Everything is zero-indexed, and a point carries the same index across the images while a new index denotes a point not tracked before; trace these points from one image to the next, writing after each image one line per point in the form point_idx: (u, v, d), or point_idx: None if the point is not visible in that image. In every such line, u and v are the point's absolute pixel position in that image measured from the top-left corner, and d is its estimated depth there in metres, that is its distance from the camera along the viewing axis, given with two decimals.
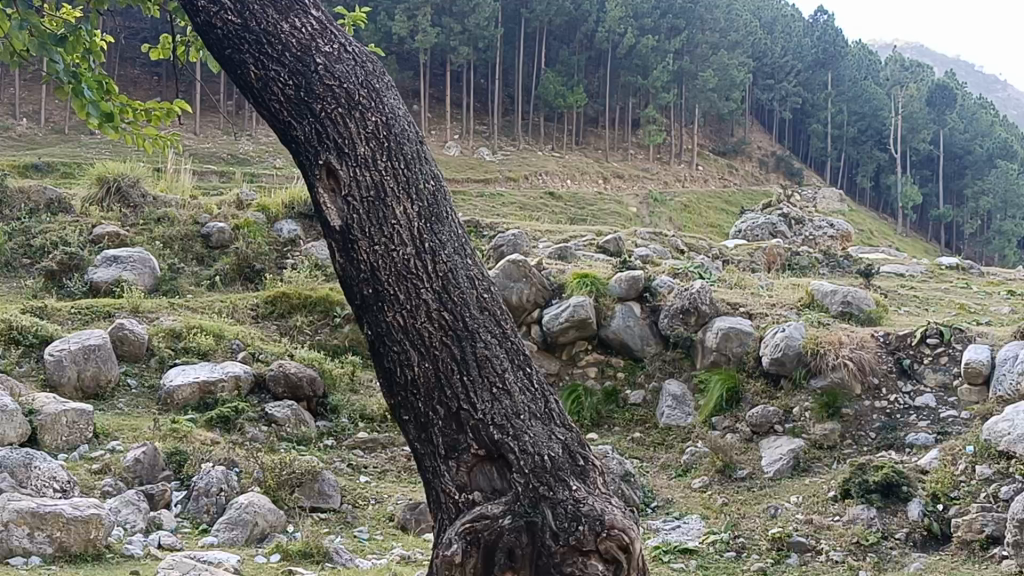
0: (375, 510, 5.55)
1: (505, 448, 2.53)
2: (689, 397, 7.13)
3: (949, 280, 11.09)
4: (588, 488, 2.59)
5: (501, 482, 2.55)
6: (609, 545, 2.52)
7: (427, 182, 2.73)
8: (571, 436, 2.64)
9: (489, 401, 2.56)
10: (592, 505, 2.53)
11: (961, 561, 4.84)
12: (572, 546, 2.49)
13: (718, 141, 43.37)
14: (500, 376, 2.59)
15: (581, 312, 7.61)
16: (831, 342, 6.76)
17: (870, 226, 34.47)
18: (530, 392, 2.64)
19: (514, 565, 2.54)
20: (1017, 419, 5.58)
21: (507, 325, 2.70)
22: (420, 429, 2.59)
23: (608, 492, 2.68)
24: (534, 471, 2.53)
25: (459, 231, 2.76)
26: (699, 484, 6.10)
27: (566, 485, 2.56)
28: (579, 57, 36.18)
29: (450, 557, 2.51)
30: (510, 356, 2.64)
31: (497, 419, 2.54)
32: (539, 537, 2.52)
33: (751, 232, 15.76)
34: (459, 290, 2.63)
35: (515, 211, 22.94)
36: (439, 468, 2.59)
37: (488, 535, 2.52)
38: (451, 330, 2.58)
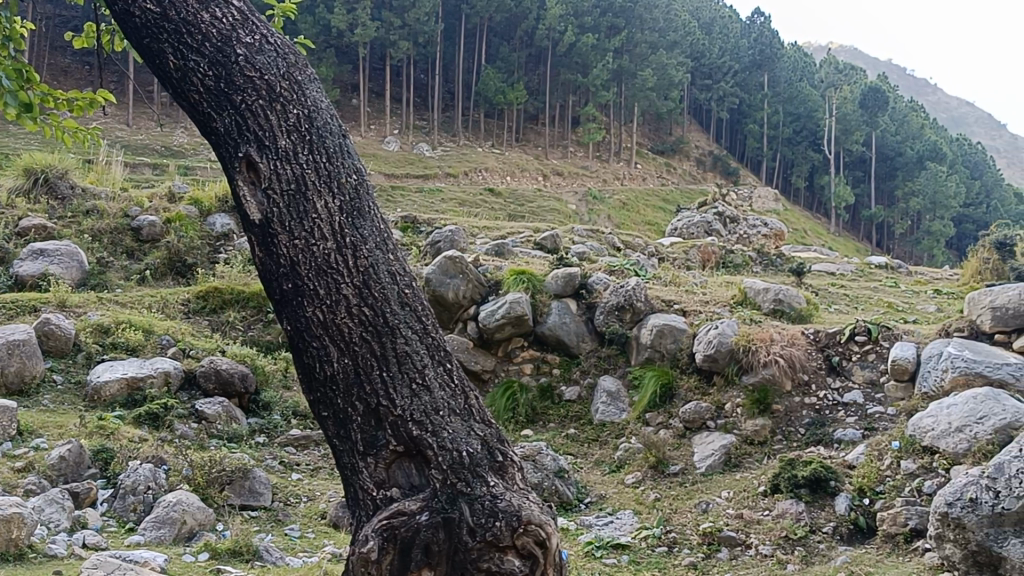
0: (306, 508, 5.50)
1: (424, 443, 2.55)
2: (623, 393, 7.19)
3: (878, 279, 11.32)
4: (506, 484, 2.64)
5: (419, 478, 2.57)
6: (525, 540, 2.59)
7: (348, 177, 2.71)
8: (490, 432, 2.67)
9: (408, 397, 2.56)
10: (509, 501, 2.59)
11: (887, 554, 4.94)
12: (489, 542, 2.55)
13: (656, 139, 43.76)
14: (420, 372, 2.60)
15: (517, 309, 7.59)
16: (762, 339, 6.85)
17: (804, 225, 35.04)
18: (450, 387, 2.65)
19: (430, 562, 2.56)
20: (939, 415, 5.71)
21: (427, 320, 2.70)
22: (339, 425, 2.59)
23: (526, 487, 2.72)
24: (452, 467, 2.56)
25: (380, 226, 2.75)
26: (632, 479, 6.15)
27: (484, 481, 2.59)
28: (519, 54, 36.25)
29: (366, 554, 2.53)
30: (431, 352, 2.65)
31: (416, 415, 2.55)
32: (456, 533, 2.54)
33: (686, 230, 15.92)
34: (380, 285, 2.62)
35: (453, 206, 22.87)
36: (357, 465, 2.59)
37: (405, 531, 2.53)
38: (372, 326, 2.57)
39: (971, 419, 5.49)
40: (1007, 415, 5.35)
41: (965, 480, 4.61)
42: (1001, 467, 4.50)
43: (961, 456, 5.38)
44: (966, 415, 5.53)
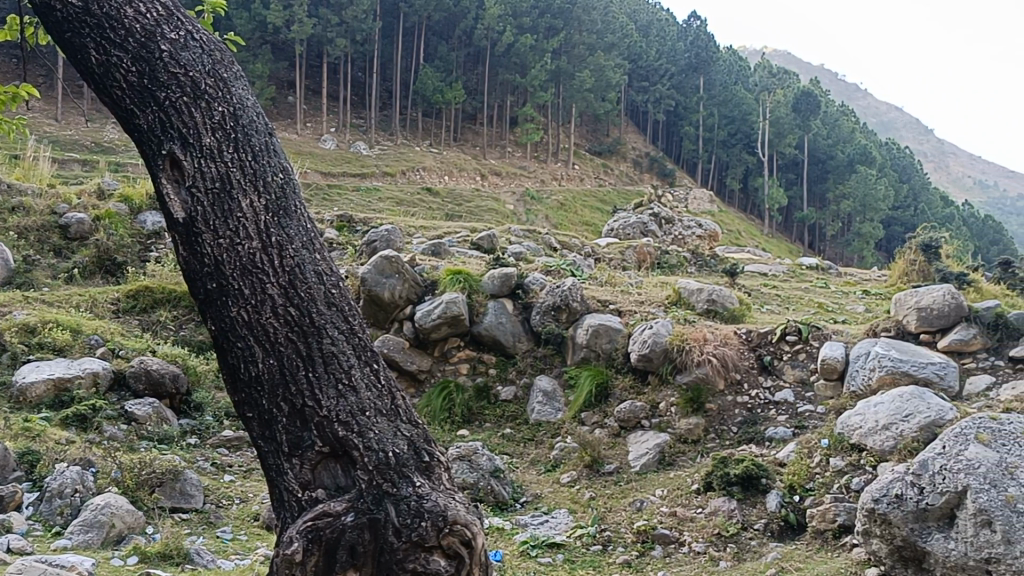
0: (238, 510, 5.44)
1: (350, 444, 2.53)
2: (559, 393, 7.22)
3: (809, 280, 11.53)
4: (432, 484, 2.63)
5: (345, 479, 2.55)
6: (451, 540, 2.57)
7: (275, 176, 2.69)
8: (416, 433, 2.66)
9: (334, 397, 2.54)
10: (435, 501, 2.58)
11: (816, 549, 5.04)
12: (415, 543, 2.53)
13: (594, 140, 44.05)
14: (346, 372, 2.59)
15: (453, 309, 7.58)
16: (696, 339, 6.94)
17: (738, 226, 35.54)
18: (376, 388, 2.64)
19: (356, 563, 2.54)
20: (867, 413, 5.84)
21: (354, 320, 2.69)
22: (264, 426, 2.56)
23: (452, 487, 2.72)
24: (377, 468, 2.55)
25: (307, 226, 2.73)
26: (567, 479, 6.18)
27: (410, 482, 2.58)
28: (458, 53, 36.22)
29: (290, 555, 2.49)
30: (358, 353, 2.64)
31: (341, 416, 2.53)
32: (382, 534, 2.52)
33: (622, 231, 16.05)
34: (306, 286, 2.60)
35: (390, 205, 22.77)
36: (282, 466, 2.56)
37: (330, 532, 2.50)
38: (298, 326, 2.56)
39: (898, 416, 5.63)
40: (932, 411, 5.52)
41: (891, 477, 4.71)
42: (925, 464, 4.61)
43: (888, 453, 5.50)
44: (893, 413, 5.66)
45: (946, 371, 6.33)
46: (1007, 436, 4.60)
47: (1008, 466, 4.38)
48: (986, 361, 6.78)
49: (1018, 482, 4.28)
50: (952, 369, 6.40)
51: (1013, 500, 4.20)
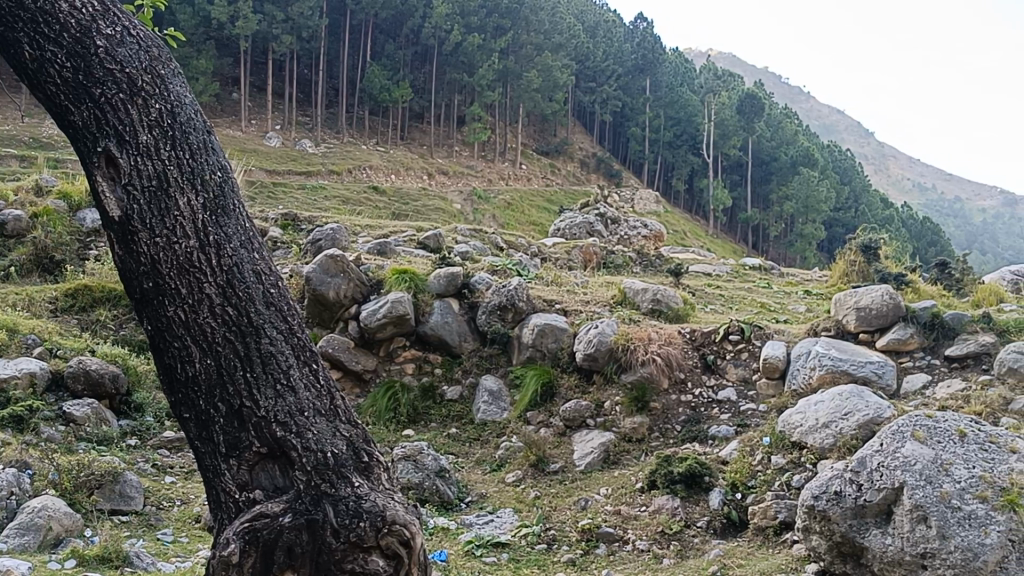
0: (180, 511, 5.37)
1: (288, 444, 2.51)
2: (505, 393, 7.23)
3: (752, 280, 11.68)
4: (371, 485, 2.62)
5: (283, 479, 2.54)
6: (389, 541, 2.57)
7: (213, 174, 2.67)
8: (355, 433, 2.66)
9: (273, 397, 2.52)
10: (374, 502, 2.57)
11: (757, 546, 5.11)
12: (353, 543, 2.52)
13: (541, 140, 44.17)
14: (285, 373, 2.57)
15: (399, 309, 7.54)
16: (641, 338, 7.00)
17: (683, 227, 35.88)
18: (315, 389, 2.63)
19: (294, 563, 2.52)
20: (807, 412, 5.94)
21: (293, 321, 2.68)
22: (201, 427, 2.53)
23: (391, 488, 2.72)
24: (316, 469, 2.53)
25: (245, 225, 2.71)
26: (513, 478, 6.19)
27: (349, 482, 2.57)
28: (405, 52, 36.09)
29: (226, 557, 2.47)
30: (296, 352, 2.62)
31: (280, 416, 2.52)
32: (320, 535, 2.51)
33: (569, 231, 16.12)
34: (244, 285, 2.58)
35: (336, 204, 22.62)
36: (219, 467, 2.54)
37: (268, 533, 2.49)
38: (236, 326, 2.53)
39: (837, 415, 5.73)
40: (871, 411, 5.62)
41: (830, 475, 4.80)
42: (864, 461, 4.70)
43: (828, 451, 5.59)
44: (832, 412, 5.77)
45: (884, 370, 6.45)
46: (942, 432, 4.70)
47: (943, 463, 4.47)
48: (922, 359, 6.94)
49: (953, 478, 4.38)
50: (890, 368, 6.53)
51: (948, 496, 4.29)
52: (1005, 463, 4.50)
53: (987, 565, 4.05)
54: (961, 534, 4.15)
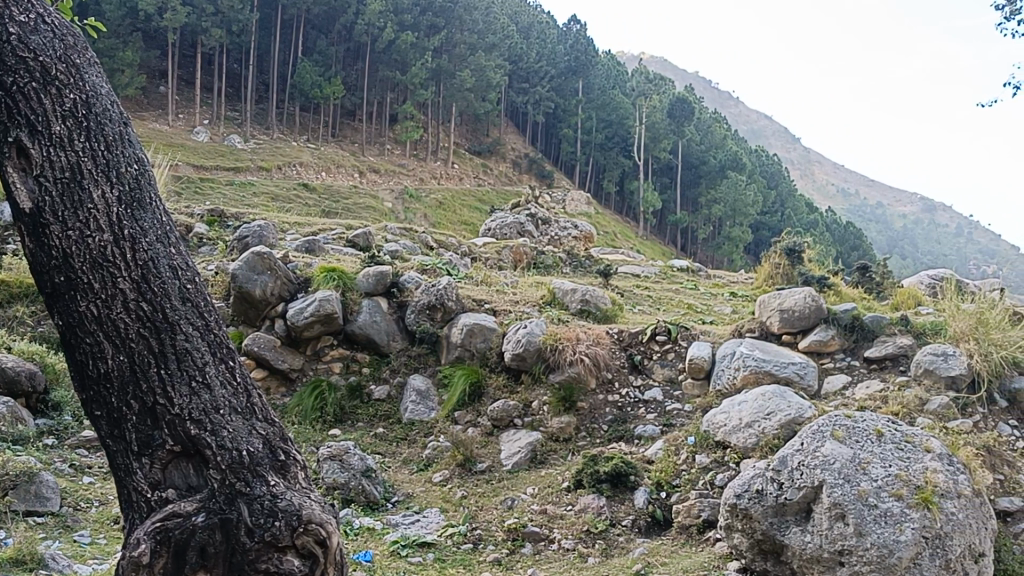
0: (98, 513, 5.25)
1: (203, 443, 2.48)
2: (433, 393, 7.22)
3: (679, 281, 11.83)
4: (287, 484, 2.59)
5: (197, 479, 2.50)
6: (305, 540, 2.54)
7: (129, 168, 2.64)
8: (271, 431, 2.64)
9: (188, 395, 2.48)
10: (290, 501, 2.54)
11: (681, 544, 5.17)
12: (267, 543, 2.49)
13: (473, 140, 44.16)
14: (200, 369, 2.53)
15: (327, 307, 7.47)
16: (569, 338, 7.05)
17: (613, 228, 36.18)
18: (231, 387, 2.59)
19: (206, 563, 2.49)
20: (731, 411, 6.05)
21: (209, 317, 2.65)
22: (112, 425, 2.48)
23: (308, 487, 2.70)
24: (230, 467, 2.50)
25: (161, 220, 2.68)
26: (440, 478, 6.17)
27: (265, 481, 2.54)
28: (337, 48, 35.78)
29: (137, 558, 2.42)
30: (212, 349, 2.59)
31: (195, 414, 2.48)
32: (234, 536, 2.47)
33: (499, 231, 16.14)
34: (160, 280, 2.54)
35: (265, 201, 22.34)
36: (131, 465, 2.50)
37: (180, 534, 2.44)
38: (150, 321, 2.49)
39: (760, 415, 5.84)
40: (792, 410, 5.73)
41: (753, 473, 4.88)
42: (785, 460, 4.79)
43: (751, 450, 5.69)
44: (755, 412, 5.87)
45: (806, 371, 6.58)
46: (860, 432, 4.81)
47: (861, 462, 4.58)
48: (843, 360, 7.10)
49: (870, 477, 4.48)
50: (812, 369, 6.66)
51: (865, 494, 4.39)
52: (919, 462, 4.62)
53: (901, 562, 4.15)
54: (877, 531, 4.25)
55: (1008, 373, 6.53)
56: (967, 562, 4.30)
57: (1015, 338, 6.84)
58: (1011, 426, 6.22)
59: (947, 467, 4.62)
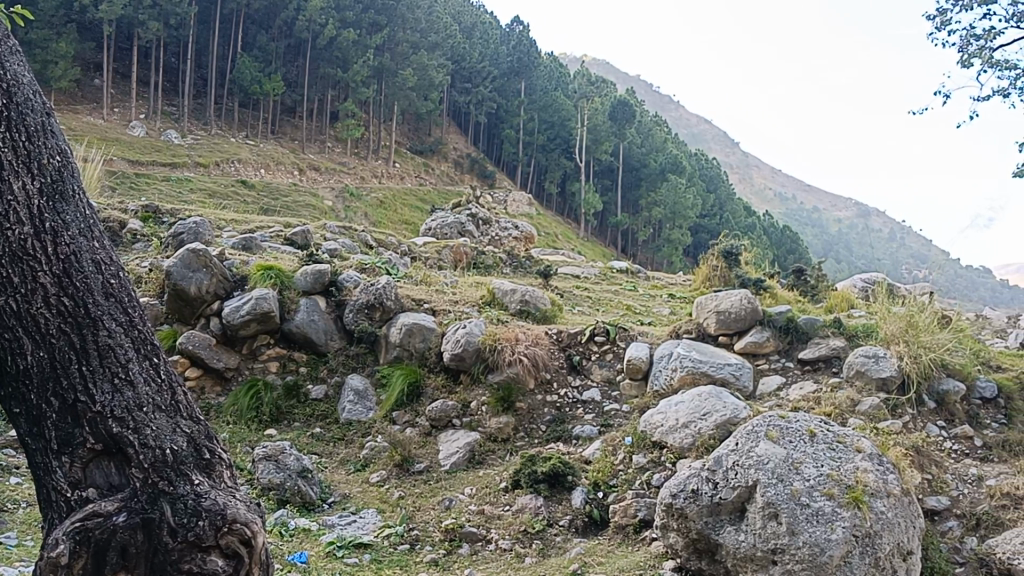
0: (24, 515, 5.11)
1: (125, 441, 2.49)
2: (371, 393, 7.17)
3: (619, 282, 11.91)
4: (212, 482, 2.65)
5: (118, 478, 2.51)
6: (230, 539, 2.60)
7: (51, 159, 2.62)
8: (196, 429, 2.68)
9: (110, 392, 2.50)
10: (214, 500, 2.60)
11: (617, 544, 5.20)
12: (190, 542, 2.52)
13: (415, 139, 44.01)
14: (123, 367, 2.55)
15: (263, 306, 7.38)
16: (508, 339, 7.05)
17: (554, 229, 36.31)
18: (155, 383, 2.62)
19: (127, 564, 2.50)
20: (668, 412, 6.12)
21: (133, 312, 2.67)
22: (31, 422, 2.48)
23: (231, 486, 2.76)
24: (154, 465, 2.53)
25: (84, 213, 2.68)
26: (377, 478, 6.13)
27: (188, 480, 2.58)
28: (278, 44, 35.41)
29: (55, 558, 2.42)
30: (136, 346, 2.61)
31: (117, 411, 2.49)
32: (156, 536, 2.50)
33: (440, 230, 16.10)
34: (82, 274, 2.55)
35: (202, 198, 22.04)
36: (50, 465, 2.49)
37: (99, 534, 2.44)
38: (72, 317, 2.49)
39: (696, 416, 5.90)
40: (728, 411, 5.81)
41: (688, 473, 4.93)
42: (720, 460, 4.85)
43: (687, 450, 5.75)
44: (692, 413, 5.94)
45: (741, 372, 6.67)
46: (793, 433, 4.89)
47: (794, 462, 4.65)
48: (778, 362, 7.20)
49: (803, 476, 4.55)
50: (748, 370, 6.76)
51: (798, 494, 4.45)
52: (851, 462, 4.71)
53: (832, 560, 4.20)
54: (809, 530, 4.31)
55: (936, 375, 6.69)
56: (896, 560, 4.38)
57: (942, 341, 7.01)
58: (939, 427, 6.36)
59: (877, 467, 4.71)
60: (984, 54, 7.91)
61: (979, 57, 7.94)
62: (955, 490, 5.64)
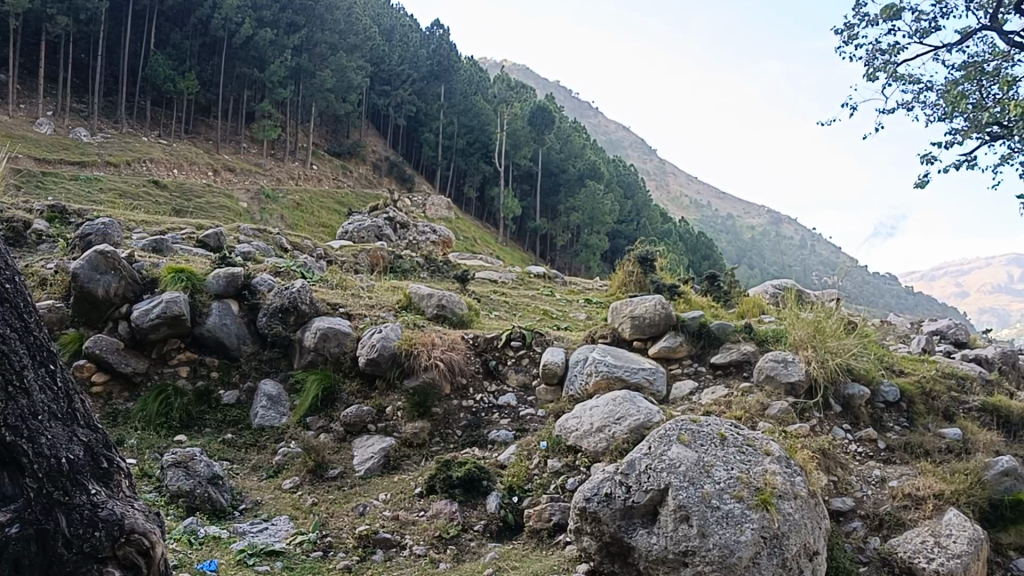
0: None
1: (19, 450, 2.54)
2: (284, 398, 7.07)
3: (536, 287, 11.98)
4: (108, 493, 2.78)
5: (12, 488, 2.53)
6: (128, 550, 2.70)
7: None
8: (93, 438, 2.81)
9: (4, 400, 2.56)
10: (111, 511, 2.71)
11: (532, 548, 5.22)
12: (85, 554, 2.60)
13: (333, 141, 43.61)
14: (19, 373, 2.63)
15: (175, 309, 7.24)
16: (424, 343, 7.04)
17: (473, 234, 36.33)
18: (50, 390, 2.73)
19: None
20: (583, 416, 6.18)
21: (28, 320, 2.77)
22: None
23: (127, 498, 2.88)
24: (48, 475, 2.59)
25: None
26: (289, 484, 6.03)
27: (85, 491, 2.69)
28: (192, 42, 34.73)
29: None
30: (31, 354, 2.71)
31: (11, 419, 2.55)
32: (50, 546, 2.54)
33: (357, 234, 15.98)
34: None
35: (113, 198, 21.53)
36: None
37: None
38: None
39: (610, 420, 5.98)
40: (641, 415, 5.91)
41: (602, 477, 4.98)
42: (633, 464, 4.90)
43: (601, 454, 5.81)
44: (606, 417, 6.01)
45: (654, 376, 6.78)
46: (704, 436, 4.97)
47: (706, 465, 4.73)
48: (690, 366, 7.32)
49: (714, 479, 4.62)
50: (661, 374, 6.87)
51: (709, 496, 4.52)
52: (760, 464, 4.81)
53: (741, 561, 4.27)
54: (719, 532, 4.37)
55: (842, 379, 6.88)
56: (803, 560, 4.47)
57: (848, 345, 7.21)
58: (845, 429, 6.54)
59: (785, 470, 4.82)
60: (889, 69, 8.17)
61: (884, 71, 8.19)
62: (859, 491, 5.80)
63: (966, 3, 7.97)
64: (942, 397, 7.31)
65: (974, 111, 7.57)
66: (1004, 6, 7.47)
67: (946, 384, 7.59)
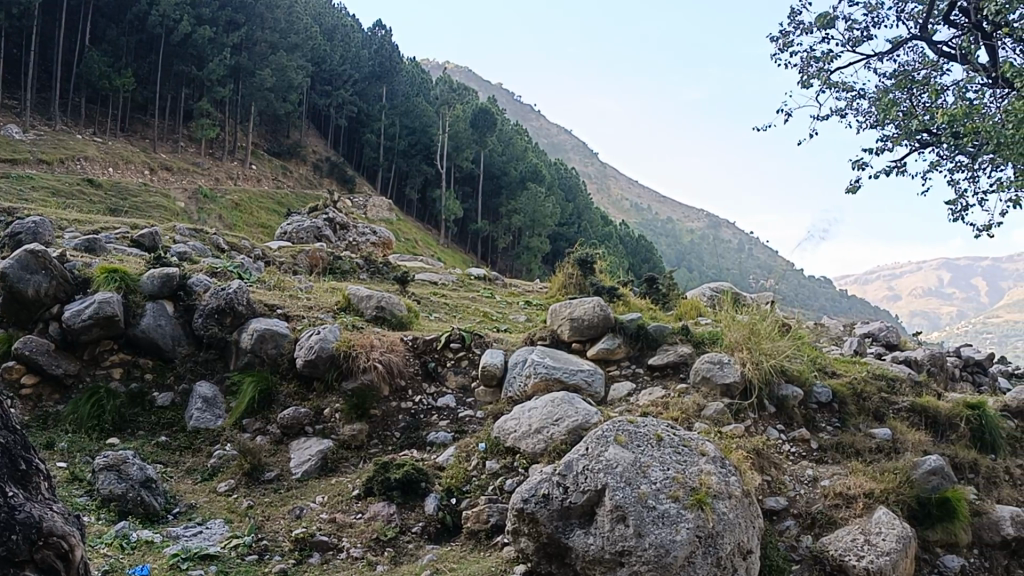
0: None
1: None
2: (220, 400, 6.99)
3: (476, 289, 11.99)
4: (26, 495, 2.73)
5: None
6: (45, 554, 2.65)
7: None
8: (12, 441, 2.78)
9: None
10: (28, 513, 2.66)
11: (470, 549, 5.22)
12: (5, 557, 2.53)
13: (273, 141, 43.18)
14: None
15: (107, 309, 7.13)
16: (363, 345, 7.01)
17: (414, 235, 36.21)
18: None
19: None
20: (521, 418, 6.21)
21: None
22: None
23: (46, 502, 2.83)
24: None
25: None
26: (225, 488, 5.95)
27: (3, 493, 2.64)
28: (129, 39, 34.17)
29: None
30: None
31: None
32: None
33: (296, 235, 15.84)
34: None
35: (45, 197, 21.09)
36: None
37: None
38: None
39: (548, 421, 6.03)
40: (579, 416, 5.96)
41: (539, 478, 5.00)
42: (571, 465, 4.93)
43: (539, 455, 5.85)
44: (545, 418, 6.06)
45: (592, 378, 6.84)
46: (641, 437, 5.03)
47: (642, 465, 4.78)
48: (629, 368, 7.38)
49: (650, 480, 4.67)
50: (599, 376, 6.93)
51: (645, 497, 4.56)
52: (695, 464, 4.88)
53: (677, 560, 4.31)
54: (655, 531, 4.41)
55: (777, 380, 6.99)
56: (737, 559, 4.54)
57: (782, 347, 7.34)
58: (778, 430, 6.65)
59: (720, 470, 4.90)
60: (823, 76, 8.32)
61: (818, 78, 8.34)
62: (793, 490, 5.90)
63: (897, 13, 8.14)
64: (873, 398, 7.47)
65: (904, 118, 7.74)
66: (933, 16, 7.65)
67: (877, 385, 7.76)
